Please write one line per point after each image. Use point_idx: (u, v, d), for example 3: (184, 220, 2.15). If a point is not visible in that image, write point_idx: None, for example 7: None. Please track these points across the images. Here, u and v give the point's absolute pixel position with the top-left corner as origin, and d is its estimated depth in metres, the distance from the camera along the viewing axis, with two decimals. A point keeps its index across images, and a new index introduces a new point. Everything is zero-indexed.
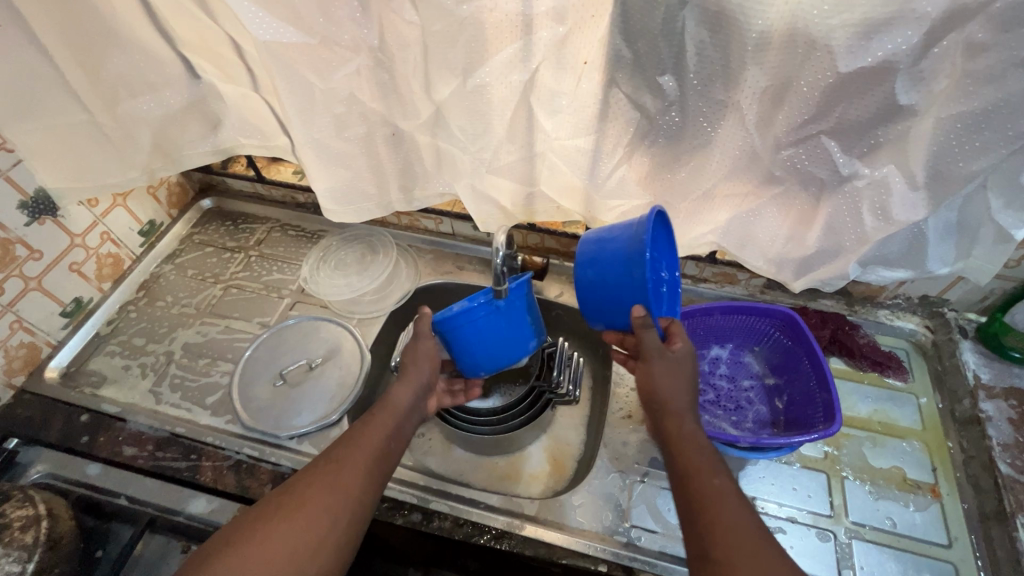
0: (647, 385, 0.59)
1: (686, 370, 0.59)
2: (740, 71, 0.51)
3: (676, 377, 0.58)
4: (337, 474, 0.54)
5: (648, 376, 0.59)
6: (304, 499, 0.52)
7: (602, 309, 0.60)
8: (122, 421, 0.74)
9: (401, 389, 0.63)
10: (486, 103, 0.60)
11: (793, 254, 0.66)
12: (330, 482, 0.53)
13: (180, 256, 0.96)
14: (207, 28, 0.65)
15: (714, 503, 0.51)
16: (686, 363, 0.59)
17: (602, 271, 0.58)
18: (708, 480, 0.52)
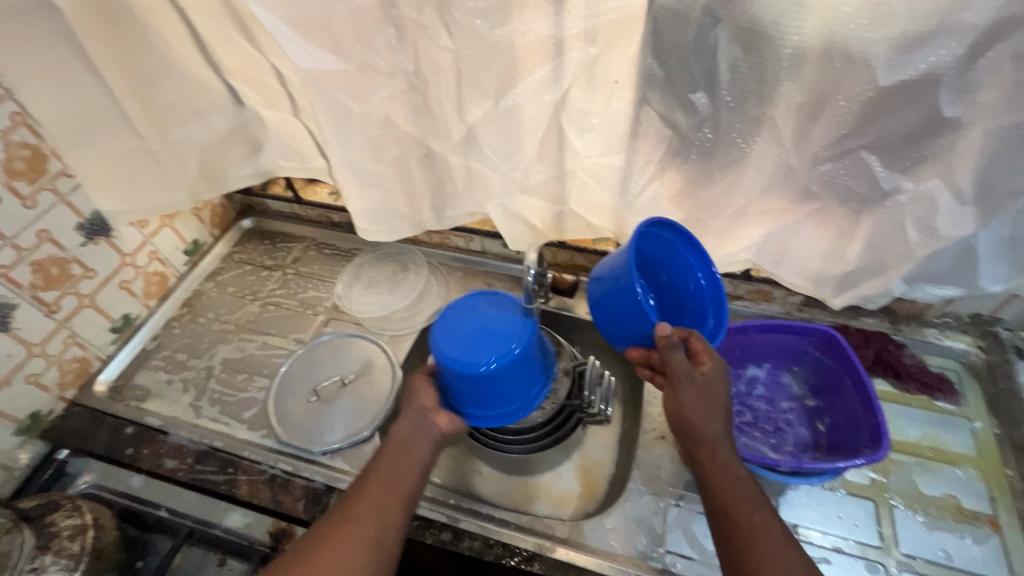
0: (677, 412, 0.57)
1: (717, 391, 0.56)
2: (774, 86, 0.50)
3: (706, 401, 0.56)
4: (362, 516, 0.55)
5: (677, 404, 0.56)
6: (335, 547, 0.53)
7: (616, 328, 0.61)
8: (164, 434, 0.77)
9: (402, 421, 0.62)
10: (517, 123, 0.61)
11: (833, 271, 0.64)
12: (359, 525, 0.55)
13: (221, 274, 0.99)
14: (252, 57, 0.68)
15: (761, 547, 0.51)
16: (713, 384, 0.56)
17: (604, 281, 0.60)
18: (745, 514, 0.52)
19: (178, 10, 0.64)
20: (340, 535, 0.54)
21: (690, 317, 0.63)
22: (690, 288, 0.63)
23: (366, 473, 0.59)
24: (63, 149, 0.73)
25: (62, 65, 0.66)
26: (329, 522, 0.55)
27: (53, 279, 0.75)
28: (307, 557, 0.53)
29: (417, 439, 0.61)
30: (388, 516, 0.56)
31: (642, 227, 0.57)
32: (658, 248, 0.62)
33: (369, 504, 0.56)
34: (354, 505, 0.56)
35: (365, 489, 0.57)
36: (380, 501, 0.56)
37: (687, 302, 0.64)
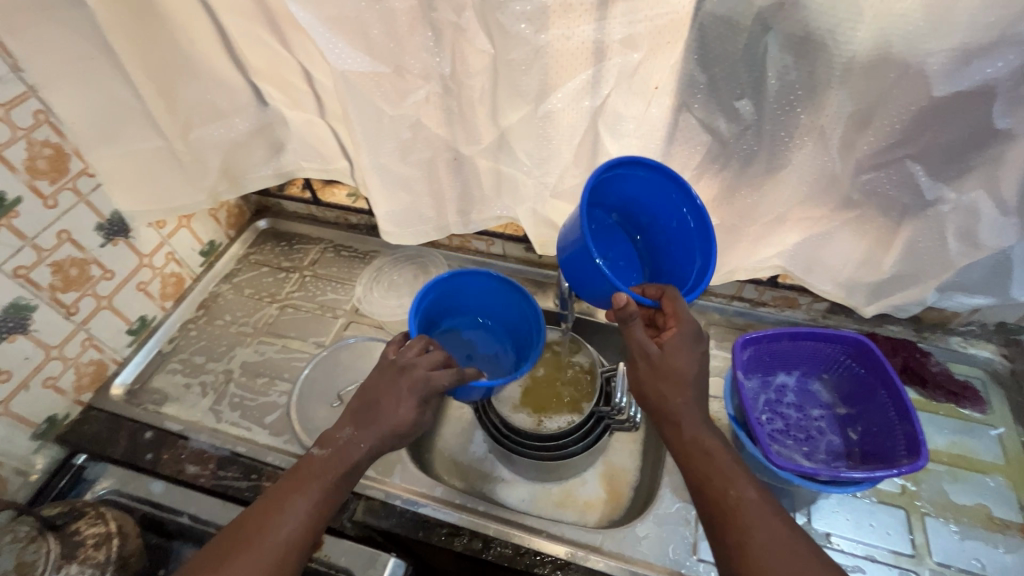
0: (640, 387, 0.57)
1: (682, 357, 0.55)
2: (823, 95, 0.50)
3: (668, 377, 0.55)
4: (268, 534, 0.51)
5: (641, 381, 0.56)
6: (243, 553, 0.50)
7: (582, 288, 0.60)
8: (185, 439, 0.75)
9: (358, 434, 0.58)
10: (554, 128, 0.61)
11: (866, 279, 0.65)
12: (262, 543, 0.51)
13: (237, 276, 0.98)
14: (280, 58, 0.67)
15: (744, 525, 0.48)
16: (671, 355, 0.55)
17: (566, 235, 0.60)
18: (779, 509, 0.49)
19: (207, 7, 0.62)
20: (240, 550, 0.50)
21: (675, 256, 0.64)
22: (673, 225, 0.63)
23: (289, 482, 0.55)
24: (85, 148, 0.72)
25: (88, 62, 0.65)
26: (235, 532, 0.52)
27: (72, 280, 0.74)
28: (206, 568, 0.50)
29: (350, 457, 0.56)
30: (296, 542, 0.52)
31: (593, 176, 0.55)
32: (631, 186, 0.61)
33: (278, 522, 0.52)
34: (273, 509, 0.53)
35: (283, 503, 0.53)
36: (292, 522, 0.52)
37: (674, 245, 0.64)
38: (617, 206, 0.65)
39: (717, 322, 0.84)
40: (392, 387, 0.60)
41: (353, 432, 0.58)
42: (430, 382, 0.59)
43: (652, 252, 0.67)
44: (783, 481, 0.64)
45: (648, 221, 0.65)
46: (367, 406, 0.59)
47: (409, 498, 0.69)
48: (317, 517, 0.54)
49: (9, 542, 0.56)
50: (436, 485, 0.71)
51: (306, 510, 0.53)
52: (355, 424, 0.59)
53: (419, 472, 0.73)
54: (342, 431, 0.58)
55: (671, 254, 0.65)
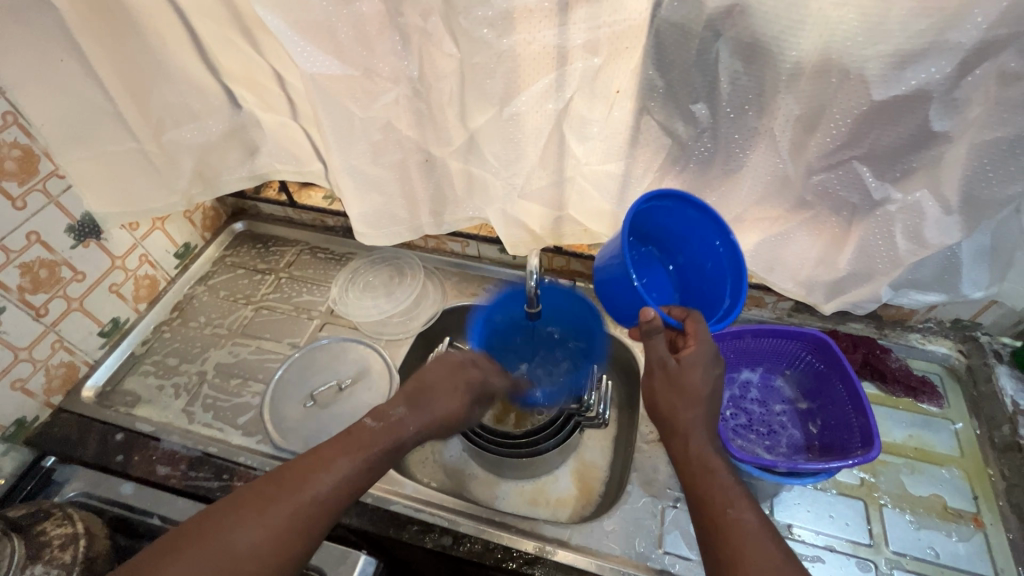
0: (654, 399, 0.59)
1: (699, 374, 0.56)
2: (773, 99, 0.52)
3: (680, 392, 0.56)
4: (311, 485, 0.54)
5: (655, 393, 0.58)
6: (284, 497, 0.53)
7: (616, 305, 0.63)
8: (156, 440, 0.76)
9: (413, 415, 0.63)
10: (520, 130, 0.62)
11: (824, 278, 0.67)
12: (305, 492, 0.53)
13: (213, 278, 0.98)
14: (252, 61, 0.68)
15: (736, 541, 0.49)
16: (686, 372, 0.56)
17: (607, 255, 0.63)
18: (752, 514, 0.51)
19: (177, 11, 0.63)
20: (285, 493, 0.53)
21: (707, 294, 0.65)
22: (708, 266, 0.65)
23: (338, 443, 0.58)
24: (55, 150, 0.72)
25: (58, 64, 0.65)
26: (282, 477, 0.54)
27: (42, 281, 0.73)
28: (248, 507, 0.52)
29: (398, 434, 0.61)
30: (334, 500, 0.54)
31: (634, 203, 0.58)
32: (673, 220, 0.64)
33: (322, 477, 0.55)
34: (319, 465, 0.55)
35: (331, 459, 0.56)
36: (334, 480, 0.55)
37: (705, 282, 0.66)
38: (652, 236, 0.67)
39: None
40: (448, 375, 0.69)
41: (405, 414, 0.63)
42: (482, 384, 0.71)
43: (681, 287, 0.69)
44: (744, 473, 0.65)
45: (685, 260, 0.67)
46: (421, 392, 0.66)
47: (380, 496, 0.70)
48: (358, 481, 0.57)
49: None
50: (407, 483, 0.72)
51: (347, 474, 0.56)
52: (408, 406, 0.64)
53: (391, 470, 0.73)
54: (398, 410, 0.63)
55: (704, 294, 0.66)
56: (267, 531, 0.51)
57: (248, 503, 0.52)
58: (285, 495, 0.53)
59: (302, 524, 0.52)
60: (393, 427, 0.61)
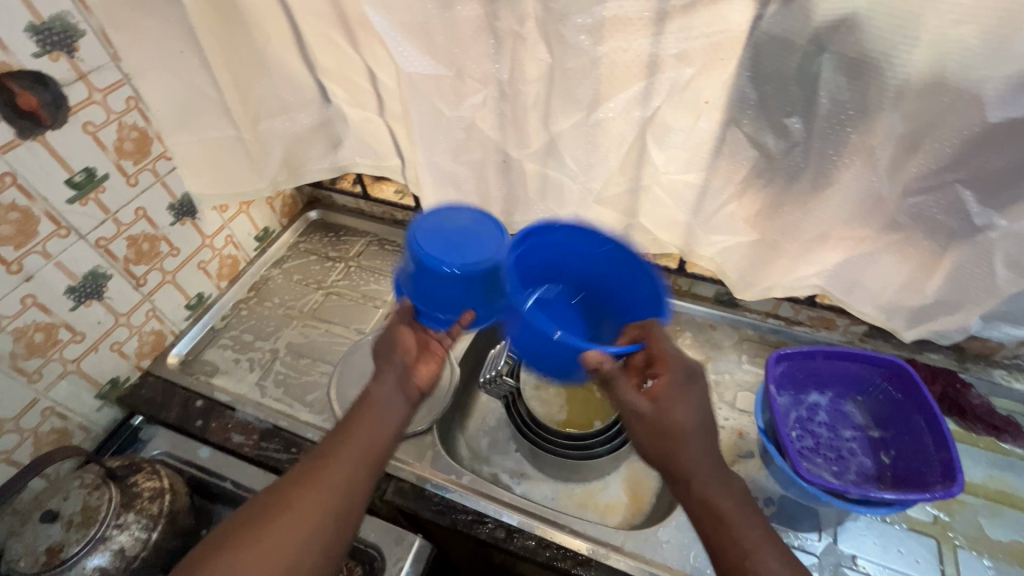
0: (638, 442, 0.54)
1: (682, 408, 0.52)
2: (875, 115, 0.51)
3: (664, 433, 0.52)
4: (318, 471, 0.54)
5: (636, 437, 0.54)
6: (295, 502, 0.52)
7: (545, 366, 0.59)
8: (232, 410, 0.80)
9: (378, 379, 0.60)
10: (603, 136, 0.63)
11: (907, 303, 0.65)
12: (320, 489, 0.53)
13: (287, 262, 1.03)
14: (348, 59, 0.71)
15: None
16: (671, 404, 0.52)
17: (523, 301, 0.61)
18: (779, 558, 0.49)
19: (286, 11, 0.67)
20: (299, 497, 0.52)
21: (625, 299, 0.65)
22: (594, 266, 0.66)
23: (332, 436, 0.57)
24: (165, 133, 0.78)
25: (177, 56, 0.71)
26: (289, 484, 0.53)
27: (144, 254, 0.80)
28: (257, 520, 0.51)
29: (380, 403, 0.59)
30: (346, 486, 0.54)
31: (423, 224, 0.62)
32: (564, 253, 0.65)
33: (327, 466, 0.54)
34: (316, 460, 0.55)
35: (327, 451, 0.56)
36: (341, 469, 0.54)
37: (618, 293, 0.65)
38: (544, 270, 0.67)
39: (750, 338, 0.84)
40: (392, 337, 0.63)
41: (378, 381, 0.60)
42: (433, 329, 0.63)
43: (587, 315, 0.69)
44: (807, 496, 0.64)
45: (591, 292, 0.68)
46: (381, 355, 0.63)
47: (438, 483, 0.72)
48: (364, 460, 0.55)
49: (77, 488, 0.61)
50: (464, 473, 0.74)
51: (347, 455, 0.55)
52: (376, 370, 0.62)
53: (449, 460, 0.75)
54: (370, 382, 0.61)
55: (616, 300, 0.66)
56: (294, 535, 0.50)
57: (265, 514, 0.51)
58: (297, 499, 0.52)
59: (327, 518, 0.51)
60: (373, 402, 0.59)
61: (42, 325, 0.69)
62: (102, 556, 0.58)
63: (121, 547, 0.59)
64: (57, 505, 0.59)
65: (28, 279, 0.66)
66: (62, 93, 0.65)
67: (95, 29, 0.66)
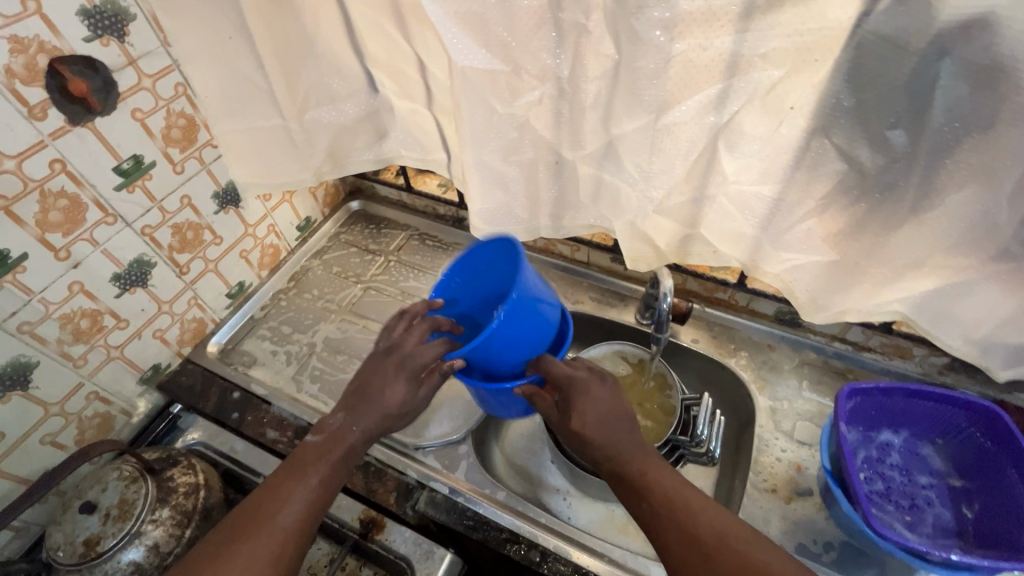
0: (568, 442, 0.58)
1: (589, 415, 0.55)
2: (1000, 131, 0.44)
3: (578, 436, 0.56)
4: (271, 514, 0.51)
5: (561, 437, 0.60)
6: (243, 548, 0.49)
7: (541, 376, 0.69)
8: (268, 404, 0.79)
9: (354, 418, 0.57)
10: (670, 142, 0.58)
11: (1006, 339, 0.58)
12: (271, 529, 0.51)
13: (327, 253, 1.02)
14: (399, 48, 0.68)
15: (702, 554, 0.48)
16: (568, 409, 0.56)
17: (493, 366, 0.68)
18: None
19: None
20: (251, 534, 0.50)
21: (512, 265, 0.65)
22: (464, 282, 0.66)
23: (286, 471, 0.55)
24: (212, 121, 0.77)
25: (226, 42, 0.68)
26: (237, 522, 0.51)
27: (188, 242, 0.79)
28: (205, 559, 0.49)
29: (343, 442, 0.56)
30: (297, 529, 0.51)
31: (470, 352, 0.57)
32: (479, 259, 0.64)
33: (282, 508, 0.52)
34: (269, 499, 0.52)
35: (285, 489, 0.53)
36: (292, 509, 0.52)
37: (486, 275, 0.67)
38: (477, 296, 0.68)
39: (812, 362, 0.78)
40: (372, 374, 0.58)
41: (346, 417, 0.58)
42: (417, 359, 0.57)
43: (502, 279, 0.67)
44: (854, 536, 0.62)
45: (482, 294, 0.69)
46: (359, 390, 0.58)
47: (471, 497, 0.69)
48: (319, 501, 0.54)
49: (115, 479, 0.61)
50: (498, 488, 0.71)
51: (301, 502, 0.53)
52: (348, 408, 0.58)
53: (484, 472, 0.73)
54: (336, 416, 0.58)
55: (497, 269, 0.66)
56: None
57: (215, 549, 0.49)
58: (248, 536, 0.50)
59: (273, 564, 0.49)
60: (338, 439, 0.57)
61: (88, 311, 0.69)
62: (137, 550, 0.57)
63: (154, 543, 0.58)
64: (95, 497, 0.60)
65: (75, 265, 0.66)
66: (112, 78, 0.63)
67: (145, 13, 0.65)
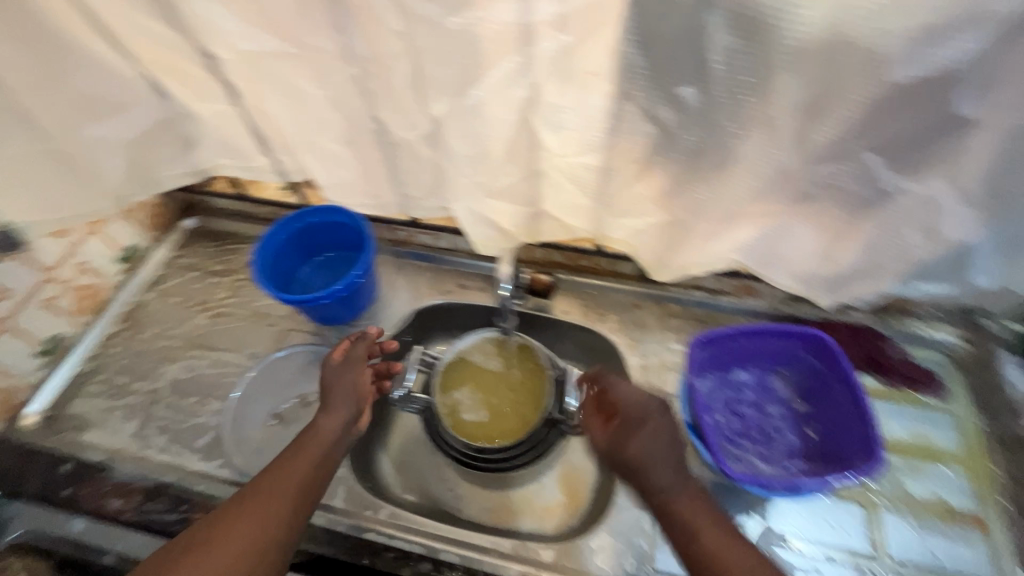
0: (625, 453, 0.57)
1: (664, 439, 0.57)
2: (773, 80, 0.44)
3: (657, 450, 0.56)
4: (261, 506, 0.54)
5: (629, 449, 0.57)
6: (228, 540, 0.52)
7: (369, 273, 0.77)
8: (106, 470, 0.71)
9: (327, 416, 0.61)
10: (484, 121, 0.54)
11: (823, 272, 0.60)
12: (249, 529, 0.53)
13: (164, 283, 0.89)
14: (170, 43, 0.58)
15: None
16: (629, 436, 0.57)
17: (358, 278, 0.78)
18: None
19: None
20: (224, 537, 0.52)
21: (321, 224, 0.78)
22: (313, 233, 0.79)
23: (270, 468, 0.58)
24: None
25: None
26: (216, 517, 0.54)
27: None
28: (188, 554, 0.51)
29: (324, 439, 0.60)
30: (276, 525, 0.53)
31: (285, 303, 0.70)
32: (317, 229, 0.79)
33: (264, 502, 0.54)
34: (250, 498, 0.55)
35: (268, 486, 0.56)
36: (269, 509, 0.54)
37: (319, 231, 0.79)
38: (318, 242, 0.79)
39: (675, 313, 0.80)
40: (338, 381, 0.64)
41: (323, 415, 0.62)
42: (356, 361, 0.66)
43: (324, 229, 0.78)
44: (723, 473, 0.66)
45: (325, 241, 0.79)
46: (326, 390, 0.64)
47: (353, 524, 0.65)
48: (301, 502, 0.56)
49: None
50: (380, 506, 0.67)
51: (289, 492, 0.56)
52: (325, 406, 0.63)
53: (365, 491, 0.68)
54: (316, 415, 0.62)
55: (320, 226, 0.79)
56: (209, 573, 0.50)
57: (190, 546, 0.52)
58: (224, 534, 0.52)
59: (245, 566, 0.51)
60: (318, 435, 0.60)
61: None
62: None
63: None
64: None
65: None
66: None
67: None
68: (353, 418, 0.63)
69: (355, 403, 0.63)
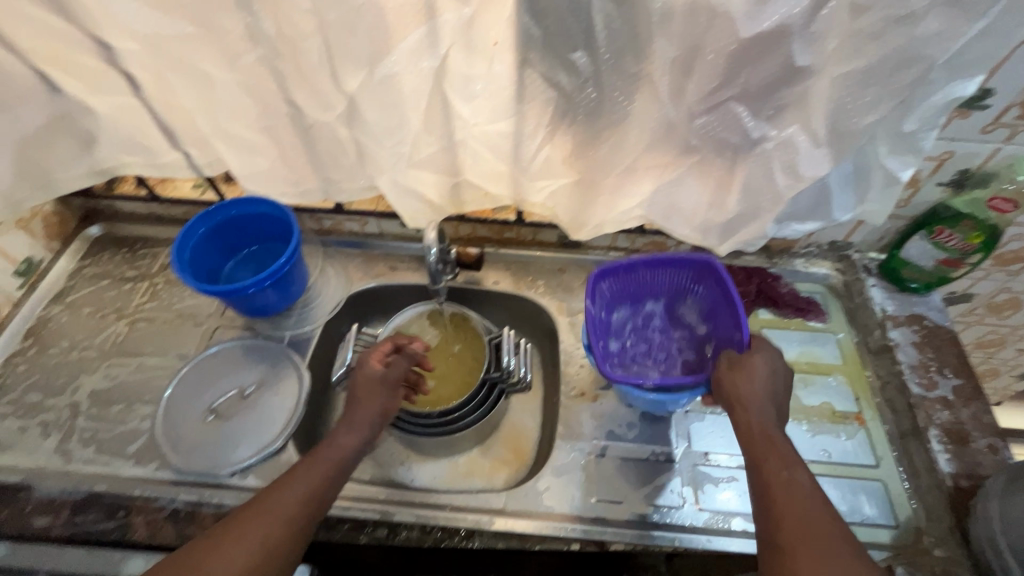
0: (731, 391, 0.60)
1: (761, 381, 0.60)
2: (648, 42, 0.51)
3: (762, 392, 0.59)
4: (257, 516, 0.51)
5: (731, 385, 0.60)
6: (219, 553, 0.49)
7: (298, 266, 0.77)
8: (27, 489, 0.66)
9: (348, 431, 0.61)
10: (398, 95, 0.57)
11: (716, 220, 0.68)
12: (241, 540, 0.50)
13: (70, 294, 0.84)
14: (60, 33, 0.56)
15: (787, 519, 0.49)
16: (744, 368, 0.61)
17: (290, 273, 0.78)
18: None
19: None
20: (215, 551, 0.49)
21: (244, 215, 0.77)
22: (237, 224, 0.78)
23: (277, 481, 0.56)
24: None
25: None
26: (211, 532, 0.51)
27: None
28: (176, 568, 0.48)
29: (337, 453, 0.58)
30: (271, 542, 0.50)
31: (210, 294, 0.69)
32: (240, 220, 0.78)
33: (260, 517, 0.52)
34: (246, 513, 0.52)
35: (273, 500, 0.53)
36: (273, 522, 0.51)
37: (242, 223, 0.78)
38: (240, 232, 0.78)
39: None
40: (365, 391, 0.64)
41: (341, 425, 0.61)
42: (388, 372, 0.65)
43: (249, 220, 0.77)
44: None
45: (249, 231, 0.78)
46: (352, 400, 0.64)
47: None
48: (299, 520, 0.53)
49: None
50: None
51: (290, 506, 0.53)
52: (344, 419, 0.62)
53: None
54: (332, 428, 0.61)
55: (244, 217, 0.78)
56: None
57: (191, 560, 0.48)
58: (223, 545, 0.49)
59: None
60: (334, 447, 0.59)
61: None
62: None
63: None
64: None
65: None
66: None
67: None
68: (371, 435, 0.62)
69: (377, 420, 0.63)
